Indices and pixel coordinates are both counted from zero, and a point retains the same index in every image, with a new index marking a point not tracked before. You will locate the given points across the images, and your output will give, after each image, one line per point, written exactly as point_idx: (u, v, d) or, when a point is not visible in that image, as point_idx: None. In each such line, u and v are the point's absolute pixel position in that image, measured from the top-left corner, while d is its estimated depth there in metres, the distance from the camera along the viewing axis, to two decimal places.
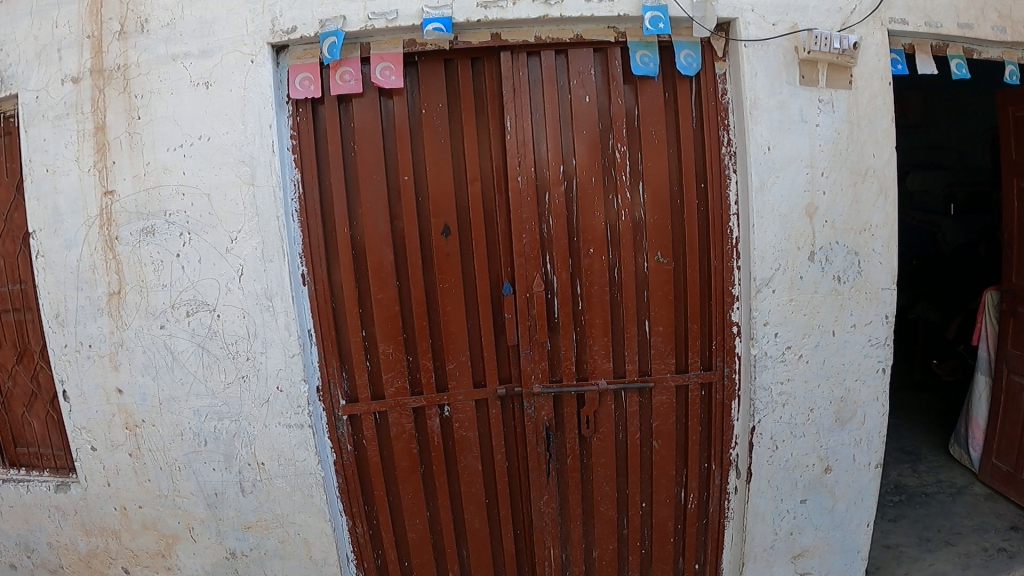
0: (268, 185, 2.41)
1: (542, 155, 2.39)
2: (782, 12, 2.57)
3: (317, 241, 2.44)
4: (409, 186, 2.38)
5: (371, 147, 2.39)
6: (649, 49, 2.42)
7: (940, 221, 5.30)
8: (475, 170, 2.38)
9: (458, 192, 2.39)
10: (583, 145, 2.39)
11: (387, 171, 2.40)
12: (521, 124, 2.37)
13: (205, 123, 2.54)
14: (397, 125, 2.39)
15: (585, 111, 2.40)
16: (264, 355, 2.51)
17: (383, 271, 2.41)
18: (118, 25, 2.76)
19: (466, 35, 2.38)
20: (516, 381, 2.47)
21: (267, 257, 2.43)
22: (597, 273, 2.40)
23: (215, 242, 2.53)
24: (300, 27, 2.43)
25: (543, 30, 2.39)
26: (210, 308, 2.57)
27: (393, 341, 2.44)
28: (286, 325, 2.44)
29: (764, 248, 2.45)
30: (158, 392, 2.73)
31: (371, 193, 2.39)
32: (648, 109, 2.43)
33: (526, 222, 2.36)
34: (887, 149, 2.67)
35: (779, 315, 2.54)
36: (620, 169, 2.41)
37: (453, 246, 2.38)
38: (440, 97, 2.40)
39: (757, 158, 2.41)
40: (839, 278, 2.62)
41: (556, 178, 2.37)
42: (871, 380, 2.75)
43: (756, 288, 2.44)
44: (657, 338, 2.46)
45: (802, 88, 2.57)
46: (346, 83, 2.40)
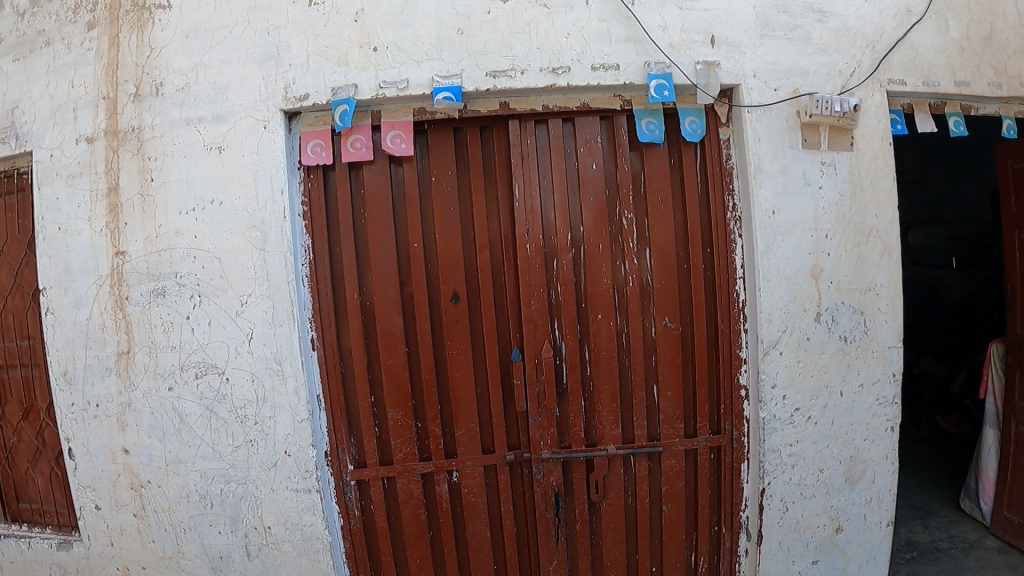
0: (279, 251, 2.41)
1: (549, 222, 2.40)
2: (783, 77, 2.62)
3: (327, 306, 2.46)
4: (418, 254, 2.39)
5: (381, 215, 2.41)
6: (655, 116, 2.44)
7: (942, 274, 4.93)
8: (483, 237, 2.39)
9: (467, 260, 2.41)
10: (590, 212, 2.39)
11: (395, 238, 2.42)
12: (529, 193, 2.38)
13: (217, 187, 2.55)
14: (406, 193, 2.41)
15: (591, 178, 2.40)
16: (272, 420, 2.50)
17: (392, 338, 2.42)
18: (133, 87, 2.81)
19: (476, 103, 2.41)
20: (525, 446, 2.48)
21: (277, 322, 2.43)
22: (604, 339, 2.41)
23: (225, 305, 2.53)
24: (312, 94, 2.46)
25: (550, 98, 2.42)
26: (219, 371, 2.57)
27: (402, 406, 2.45)
28: (295, 391, 2.44)
29: (770, 312, 2.46)
30: (165, 453, 2.75)
31: (380, 261, 2.41)
32: (654, 175, 2.43)
33: (535, 289, 2.37)
34: (890, 208, 2.69)
35: (786, 377, 2.54)
36: (627, 236, 2.41)
37: (462, 313, 2.39)
38: (449, 165, 2.42)
39: (762, 224, 2.43)
40: (845, 338, 2.63)
41: (564, 246, 2.38)
42: (879, 438, 2.76)
43: (764, 351, 2.45)
44: (666, 403, 2.46)
45: (805, 151, 2.59)
46: (357, 150, 2.41)
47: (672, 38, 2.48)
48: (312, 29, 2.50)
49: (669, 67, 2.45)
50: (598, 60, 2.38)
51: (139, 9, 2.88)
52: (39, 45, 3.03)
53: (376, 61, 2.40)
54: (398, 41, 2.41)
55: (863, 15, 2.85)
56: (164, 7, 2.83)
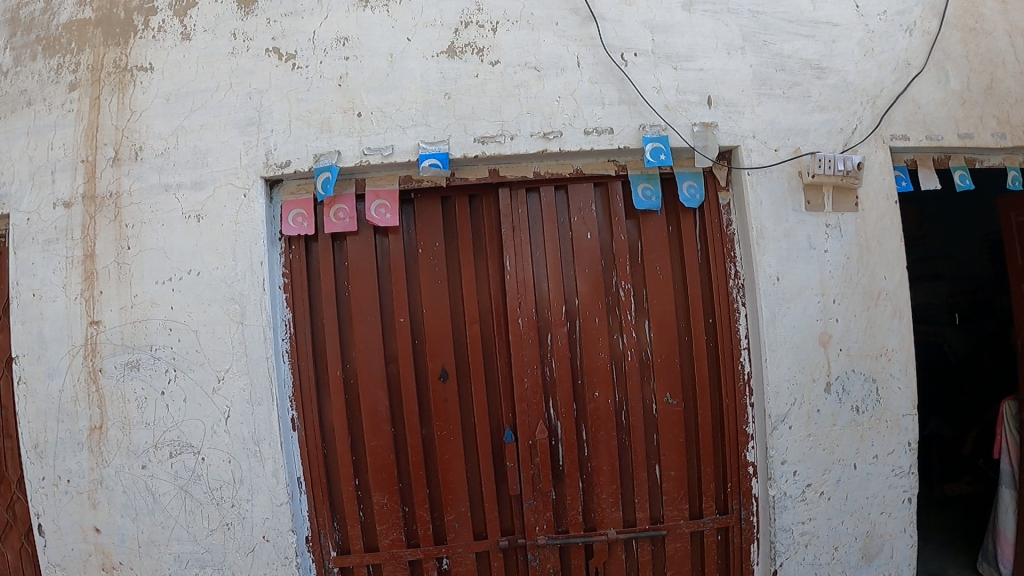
0: (257, 325, 2.28)
1: (542, 294, 2.27)
2: (782, 137, 2.53)
3: (308, 383, 2.33)
4: (405, 329, 2.27)
5: (366, 288, 2.30)
6: (651, 181, 2.32)
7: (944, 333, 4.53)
8: (473, 311, 2.27)
9: (456, 334, 2.29)
10: (585, 284, 2.26)
11: (382, 312, 2.31)
12: (521, 264, 2.26)
13: (194, 257, 2.44)
14: (393, 265, 2.30)
15: (585, 249, 2.28)
16: (249, 503, 2.32)
17: (378, 418, 2.28)
18: (113, 151, 2.78)
19: (464, 170, 2.30)
20: (519, 531, 2.31)
21: (255, 400, 2.28)
22: (603, 417, 2.25)
23: (201, 381, 2.38)
24: (294, 161, 2.36)
25: (542, 164, 2.31)
26: (195, 450, 2.42)
27: (388, 490, 2.29)
28: (274, 473, 2.27)
29: (778, 384, 2.32)
30: (137, 534, 2.59)
31: (365, 336, 2.29)
32: (652, 244, 2.30)
33: (527, 365, 2.24)
34: (898, 270, 2.61)
35: (796, 452, 2.39)
36: (625, 309, 2.27)
37: (452, 391, 2.26)
38: (437, 236, 2.31)
39: (766, 292, 2.31)
40: (857, 408, 2.54)
41: (558, 320, 2.25)
42: (897, 511, 2.67)
43: (772, 426, 2.31)
44: (669, 484, 2.31)
45: (809, 213, 2.49)
46: (341, 221, 2.30)
47: (668, 100, 2.39)
48: (296, 94, 2.44)
49: (666, 129, 2.35)
50: (591, 123, 2.28)
51: (122, 71, 2.85)
52: (20, 105, 2.97)
53: (360, 128, 2.31)
54: (383, 106, 2.33)
55: (862, 70, 2.80)
56: (146, 69, 2.79)
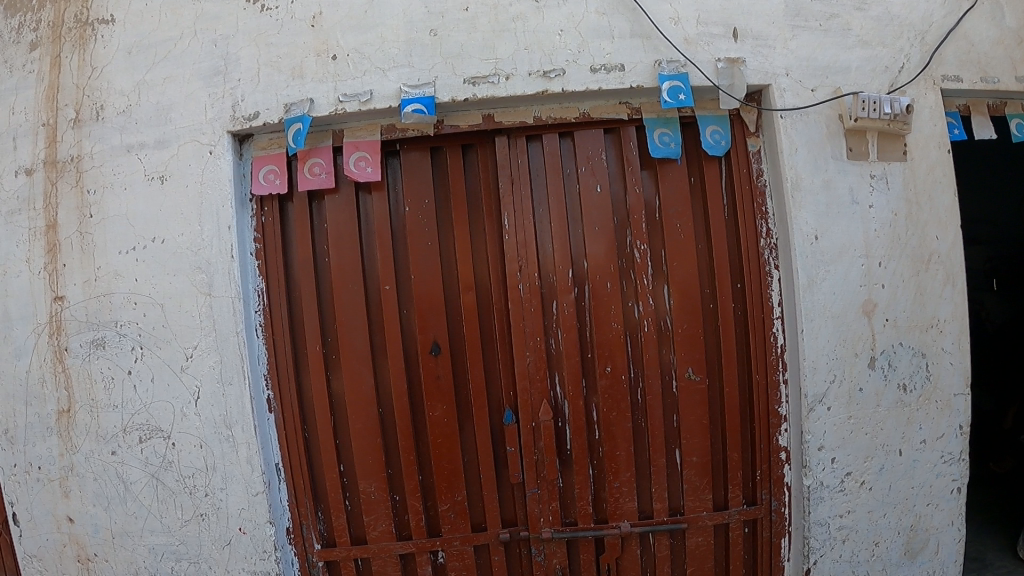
0: (226, 296, 2.04)
1: (546, 256, 1.95)
2: (820, 76, 2.20)
3: (285, 360, 2.07)
4: (390, 298, 1.96)
5: (345, 253, 2.00)
6: (669, 126, 2.01)
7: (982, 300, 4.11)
8: (467, 276, 1.95)
9: (448, 302, 1.97)
10: (596, 244, 1.95)
11: (363, 279, 1.99)
12: (522, 222, 1.94)
13: (158, 223, 2.20)
14: (376, 226, 2.00)
15: (596, 203, 1.96)
16: (223, 492, 2.12)
17: (361, 399, 1.99)
18: (74, 112, 2.52)
19: (454, 117, 1.98)
20: (522, 522, 2.05)
21: (225, 379, 2.05)
22: (617, 396, 1.95)
23: (168, 359, 2.16)
24: (263, 112, 2.09)
25: (543, 108, 1.99)
26: (165, 434, 2.21)
27: (374, 478, 2.03)
28: (249, 460, 2.05)
29: (816, 359, 2.02)
30: (111, 525, 2.40)
31: (345, 307, 1.99)
32: (671, 199, 2.00)
33: (530, 337, 1.92)
34: (952, 229, 2.29)
35: (836, 437, 2.11)
36: (641, 272, 1.96)
37: (444, 368, 1.95)
38: (426, 191, 2.00)
39: (803, 252, 2.00)
40: (904, 386, 2.24)
41: (566, 284, 1.93)
42: (944, 502, 2.38)
43: (808, 407, 2.03)
44: (690, 471, 2.04)
45: (851, 162, 2.17)
46: (316, 177, 2.02)
47: (687, 32, 2.05)
48: (265, 37, 2.15)
49: (686, 65, 2.01)
50: (599, 59, 1.95)
51: (83, 25, 2.58)
52: None
53: (334, 71, 2.01)
54: (360, 46, 2.02)
55: (909, 2, 2.43)
56: (108, 22, 2.52)
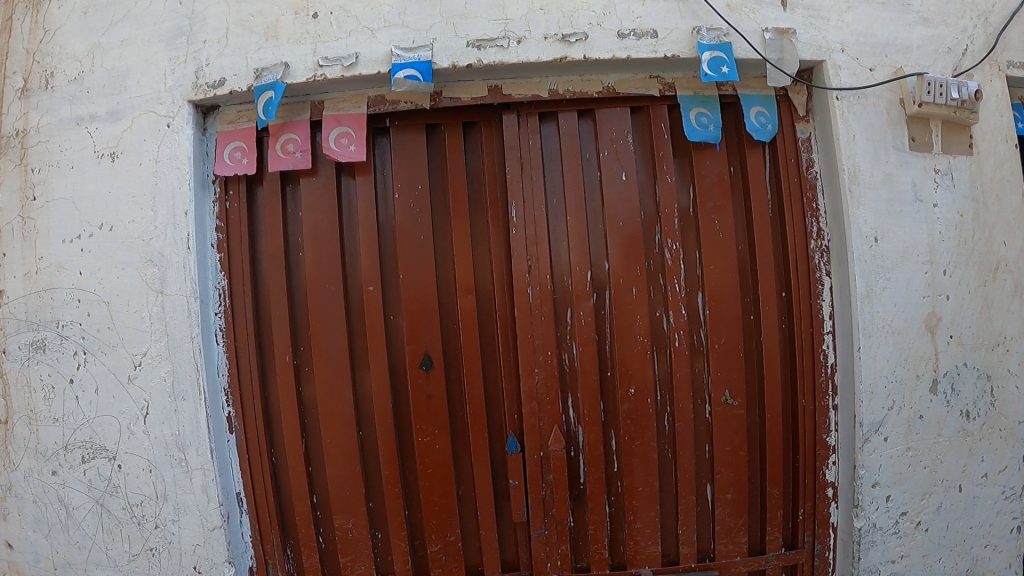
0: (180, 294, 1.76)
1: (561, 256, 1.64)
2: (878, 54, 1.90)
3: (249, 373, 1.76)
4: (374, 301, 1.64)
5: (322, 247, 1.69)
6: (707, 105, 1.70)
7: None
8: (465, 277, 1.63)
9: (443, 308, 1.64)
10: (621, 241, 1.63)
11: (343, 278, 1.68)
12: (532, 214, 1.63)
13: (107, 207, 1.90)
14: (359, 215, 1.68)
15: (619, 194, 1.65)
16: (175, 526, 1.82)
17: (338, 420, 1.68)
18: (22, 81, 2.20)
19: (454, 88, 1.68)
20: (525, 568, 1.73)
21: (178, 394, 1.76)
22: (640, 423, 1.63)
23: (114, 368, 1.86)
24: (229, 79, 1.79)
25: (560, 80, 1.68)
26: (110, 455, 1.90)
27: (352, 512, 1.72)
28: (205, 489, 1.76)
29: (874, 381, 1.72)
30: (52, 555, 2.06)
31: (321, 311, 1.67)
32: (708, 190, 1.69)
33: (539, 351, 1.60)
34: (1021, 234, 2.00)
35: (892, 472, 1.80)
36: (672, 275, 1.63)
37: (436, 387, 1.62)
38: (420, 176, 1.69)
39: (861, 257, 1.71)
40: (966, 413, 1.94)
41: (583, 290, 1.61)
42: (1003, 543, 2.08)
43: (863, 438, 1.73)
44: (724, 510, 1.73)
45: (914, 154, 1.88)
46: (290, 156, 1.72)
47: None
48: None
49: (729, 34, 1.70)
50: (627, 24, 1.64)
51: None
52: None
53: (314, 31, 1.70)
54: (345, 3, 1.70)
55: None
56: None
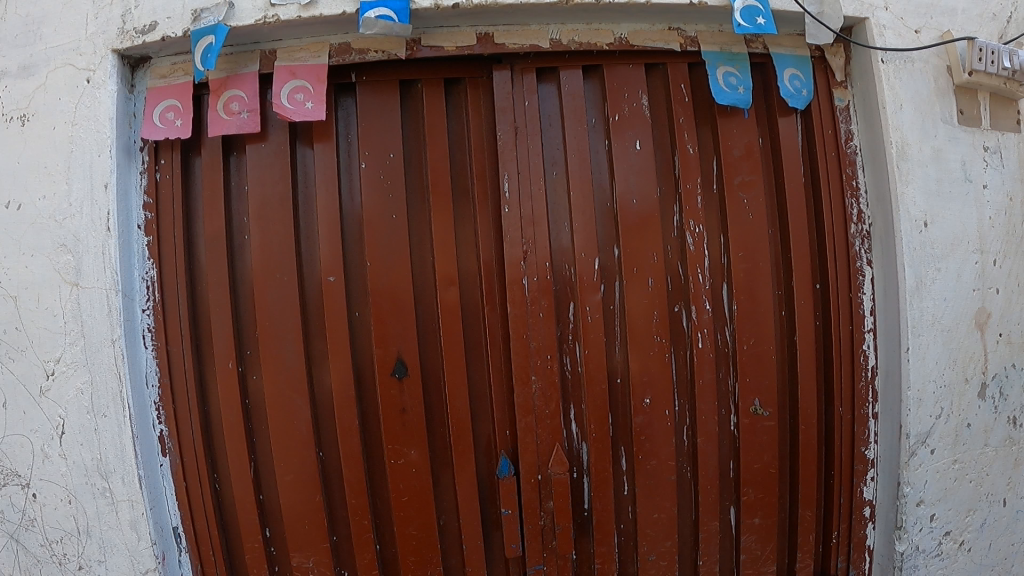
0: (98, 286, 1.46)
1: (563, 239, 1.35)
2: (924, 14, 1.66)
3: (186, 381, 1.46)
4: (336, 294, 1.35)
5: (272, 229, 1.40)
6: (736, 63, 1.44)
7: None
8: (446, 265, 1.34)
9: (418, 303, 1.35)
10: (634, 222, 1.35)
11: (297, 266, 1.38)
12: (528, 189, 1.34)
13: (14, 181, 1.55)
14: (318, 190, 1.39)
15: (631, 167, 1.38)
16: (102, 567, 1.52)
17: (293, 439, 1.39)
18: None
19: (435, 36, 1.38)
20: None
21: (98, 409, 1.47)
22: (657, 440, 1.36)
23: (24, 378, 1.53)
24: (161, 23, 1.47)
25: (564, 29, 1.40)
26: (21, 482, 1.57)
27: (311, 548, 1.43)
28: (133, 524, 1.47)
29: (922, 387, 1.49)
30: None
31: (270, 307, 1.37)
32: (736, 163, 1.43)
33: (536, 355, 1.32)
34: None
35: (937, 489, 1.58)
36: (694, 263, 1.36)
37: (412, 398, 1.34)
38: (392, 143, 1.39)
39: (910, 243, 1.47)
40: (1014, 420, 1.72)
41: (590, 281, 1.33)
42: None
43: (909, 451, 1.50)
44: (751, 538, 1.47)
45: (961, 128, 1.65)
46: (234, 116, 1.41)
47: None
48: None
49: None
50: None
51: None
52: None
53: None
54: None
55: None
56: None
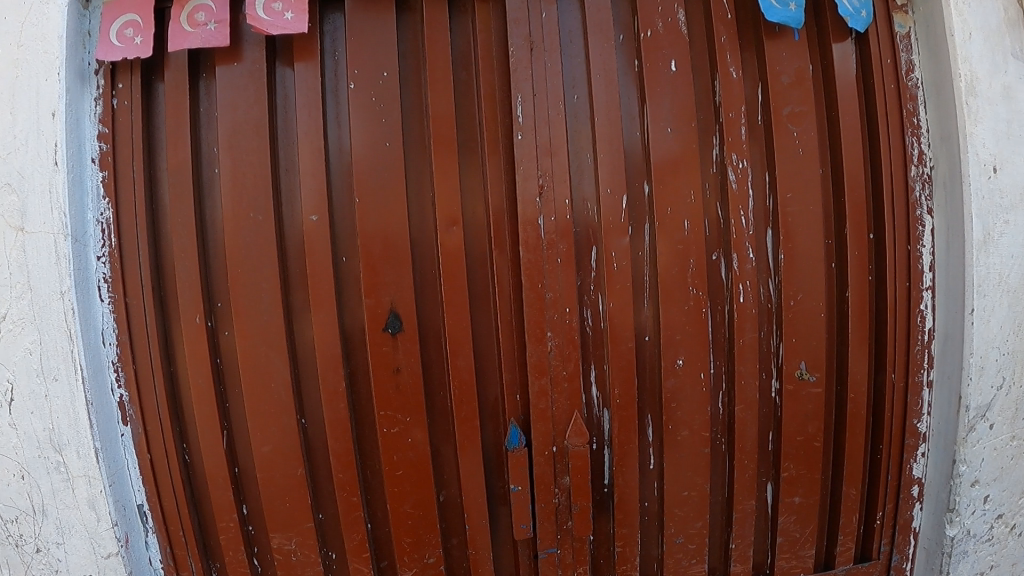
0: (45, 232, 1.23)
1: (586, 173, 1.16)
2: None
3: (148, 339, 1.27)
4: (318, 236, 1.15)
5: (244, 160, 1.19)
6: None
7: None
8: (448, 203, 1.13)
9: (415, 248, 1.16)
10: (670, 154, 1.16)
11: (273, 204, 1.18)
12: (546, 113, 1.14)
13: None
14: (297, 114, 1.18)
15: (666, 91, 1.17)
16: (60, 550, 1.34)
17: (271, 404, 1.21)
18: None
19: None
20: None
21: (47, 374, 1.26)
22: (689, 408, 1.18)
23: None
24: None
25: None
26: None
27: (293, 527, 1.26)
28: (93, 502, 1.29)
29: (986, 352, 1.32)
30: None
31: (242, 251, 1.18)
32: (784, 91, 1.24)
33: (552, 308, 1.13)
34: None
35: (994, 468, 1.41)
36: (737, 204, 1.18)
37: (407, 358, 1.15)
38: (385, 59, 1.18)
39: (979, 188, 1.28)
40: None
41: (616, 222, 1.14)
42: None
43: (968, 425, 1.33)
44: (790, 519, 1.31)
45: None
46: (200, 29, 1.20)
47: None
48: None
49: None
50: None
51: None
52: None
53: None
54: None
55: None
56: None
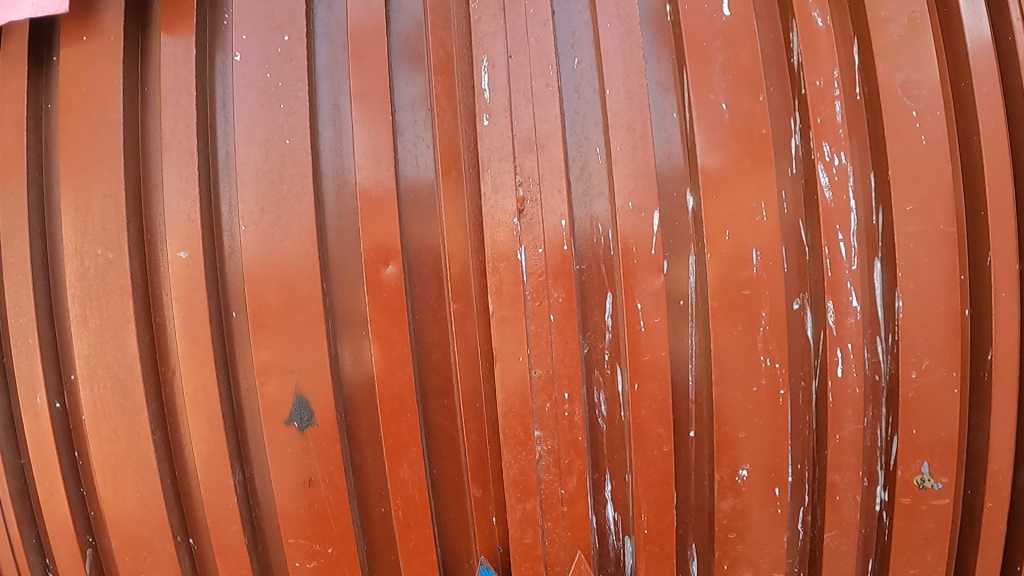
0: None
1: (594, 181, 0.74)
2: None
3: None
4: (190, 283, 0.77)
5: (92, 174, 0.81)
6: None
7: None
8: (379, 229, 0.73)
9: (333, 298, 0.76)
10: (724, 146, 0.74)
11: (130, 237, 0.80)
12: (528, 88, 0.74)
13: None
14: (164, 103, 0.80)
15: (716, 50, 0.76)
16: None
17: (138, 522, 0.84)
18: None
19: None
20: None
21: None
22: (755, 539, 0.77)
23: None
24: None
25: None
26: None
27: None
28: None
29: None
30: None
31: (88, 306, 0.81)
32: (896, 50, 0.81)
33: (542, 393, 0.73)
34: None
35: None
36: (830, 224, 0.76)
37: (324, 463, 0.77)
38: (287, 12, 0.78)
39: None
40: None
41: (643, 255, 0.72)
42: None
43: None
44: None
45: None
46: None
47: None
48: None
49: None
50: None
51: None
52: None
53: None
54: None
55: None
56: None
